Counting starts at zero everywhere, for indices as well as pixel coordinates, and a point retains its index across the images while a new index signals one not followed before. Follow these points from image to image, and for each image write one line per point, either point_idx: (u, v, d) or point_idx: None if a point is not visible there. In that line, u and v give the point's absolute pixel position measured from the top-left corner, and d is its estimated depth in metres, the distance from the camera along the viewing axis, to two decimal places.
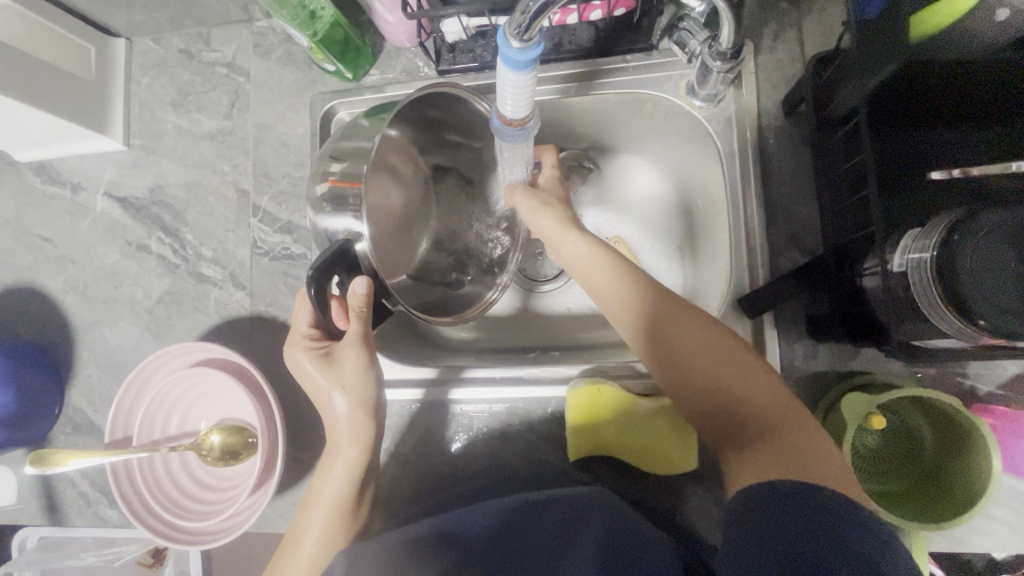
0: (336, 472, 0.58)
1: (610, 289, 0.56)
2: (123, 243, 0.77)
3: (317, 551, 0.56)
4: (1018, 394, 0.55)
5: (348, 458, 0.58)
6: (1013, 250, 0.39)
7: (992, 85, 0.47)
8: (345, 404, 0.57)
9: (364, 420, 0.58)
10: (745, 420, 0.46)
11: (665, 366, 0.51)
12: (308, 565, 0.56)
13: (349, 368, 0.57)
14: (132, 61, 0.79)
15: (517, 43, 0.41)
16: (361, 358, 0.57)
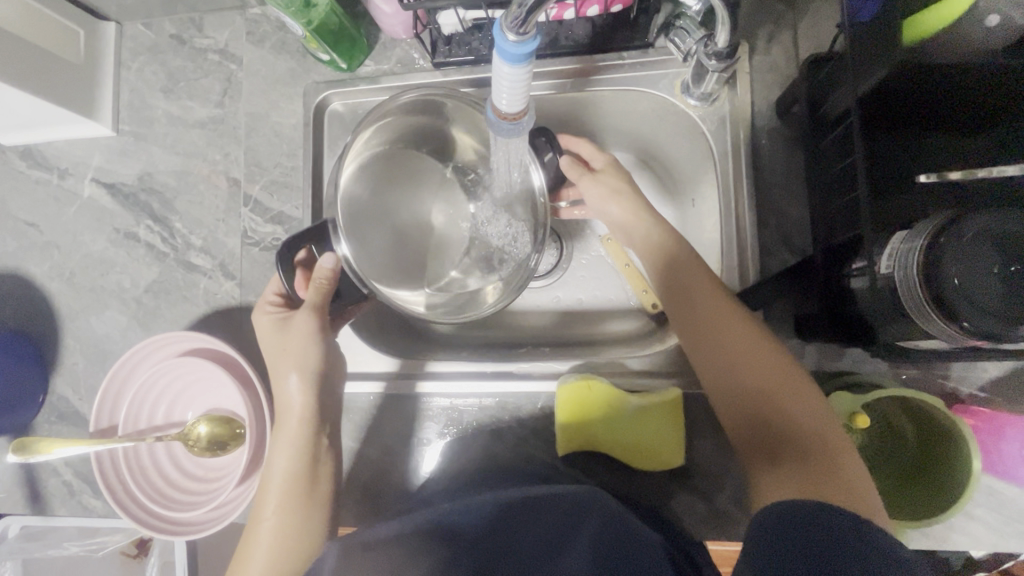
0: (288, 449, 0.57)
1: (666, 280, 0.58)
2: (111, 230, 0.76)
3: (277, 525, 0.55)
4: (998, 396, 0.56)
5: (295, 432, 0.57)
6: (994, 252, 0.40)
7: (980, 91, 0.48)
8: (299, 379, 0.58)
9: (314, 392, 0.58)
10: (777, 420, 0.48)
11: (704, 355, 0.53)
12: (271, 553, 0.54)
13: (297, 337, 0.58)
14: (122, 45, 0.78)
15: (513, 36, 0.41)
16: (308, 325, 0.58)
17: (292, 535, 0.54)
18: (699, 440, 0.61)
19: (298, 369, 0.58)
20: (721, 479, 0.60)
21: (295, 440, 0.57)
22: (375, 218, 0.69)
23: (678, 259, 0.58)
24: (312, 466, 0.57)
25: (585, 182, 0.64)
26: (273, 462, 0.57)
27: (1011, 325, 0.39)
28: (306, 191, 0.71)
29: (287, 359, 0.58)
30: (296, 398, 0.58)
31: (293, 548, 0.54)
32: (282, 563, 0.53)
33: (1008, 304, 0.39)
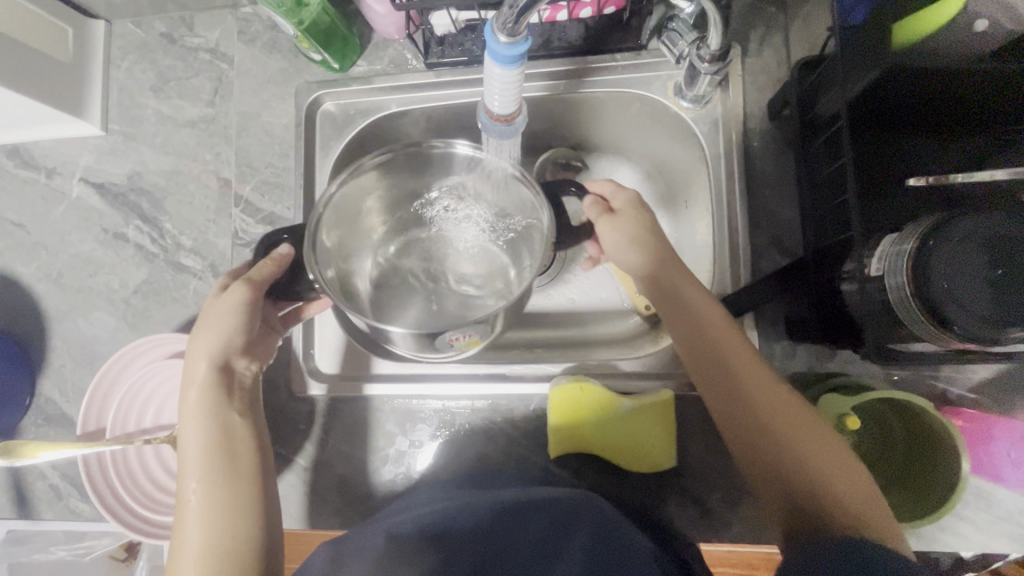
0: (202, 422, 0.52)
1: (661, 288, 0.58)
2: (100, 230, 0.75)
3: (200, 507, 0.50)
4: (987, 398, 0.56)
5: (201, 404, 0.52)
6: (985, 256, 0.40)
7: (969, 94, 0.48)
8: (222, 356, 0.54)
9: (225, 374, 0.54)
10: (801, 477, 0.48)
11: (726, 407, 0.52)
12: (202, 533, 0.49)
13: (215, 308, 0.54)
14: (112, 44, 0.77)
15: (505, 37, 0.41)
16: (228, 294, 0.54)
17: (221, 510, 0.50)
18: (691, 442, 0.61)
19: (214, 341, 0.54)
20: (713, 482, 0.60)
21: (203, 410, 0.52)
22: (410, 292, 0.71)
23: (670, 267, 0.58)
24: (225, 437, 0.52)
25: (604, 224, 0.60)
26: (184, 438, 0.52)
27: (997, 328, 0.40)
28: (298, 192, 0.70)
29: (217, 332, 0.54)
30: (209, 366, 0.53)
31: (227, 523, 0.50)
32: (220, 541, 0.49)
33: (996, 307, 0.40)
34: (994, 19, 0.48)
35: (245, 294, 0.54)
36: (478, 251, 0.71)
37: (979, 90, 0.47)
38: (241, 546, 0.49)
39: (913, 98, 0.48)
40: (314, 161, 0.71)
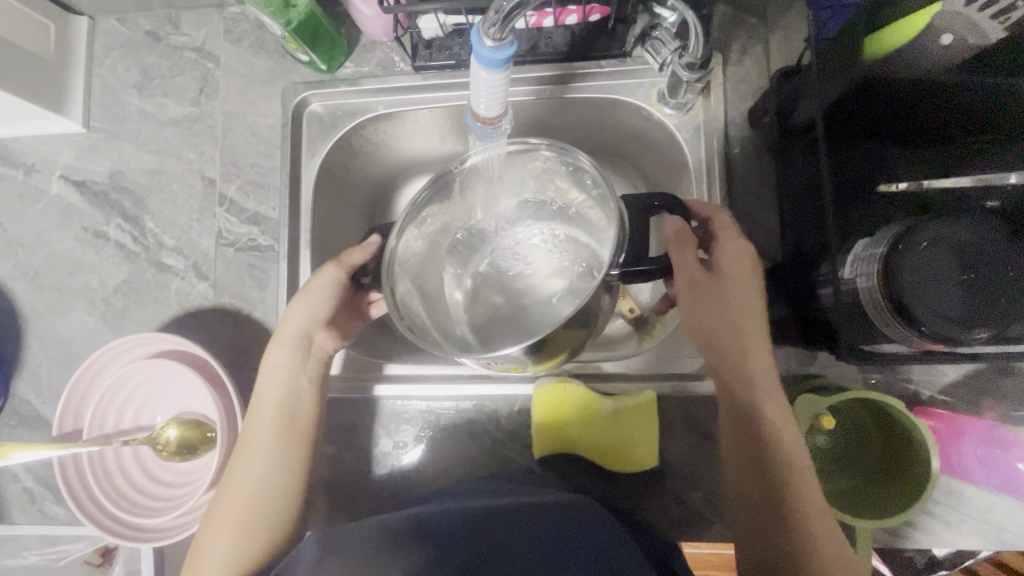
0: (281, 378, 0.59)
1: (696, 310, 0.54)
2: (79, 229, 0.74)
3: (265, 459, 0.57)
4: (957, 399, 0.58)
5: (285, 360, 0.60)
6: (949, 261, 0.42)
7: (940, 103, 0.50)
8: (309, 320, 0.60)
9: (305, 334, 0.60)
10: (789, 523, 0.49)
11: (742, 440, 0.52)
12: (251, 474, 0.57)
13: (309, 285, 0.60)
14: (94, 41, 0.76)
15: (490, 41, 0.41)
16: (321, 274, 0.60)
17: (281, 460, 0.58)
18: (672, 443, 0.62)
19: (300, 313, 0.59)
20: (694, 482, 0.61)
21: (282, 367, 0.60)
22: (507, 311, 0.63)
23: (729, 291, 0.53)
24: (291, 399, 0.59)
25: (687, 257, 0.53)
26: (265, 386, 0.60)
27: (962, 329, 0.41)
28: (283, 192, 0.70)
29: (304, 300, 0.60)
30: (296, 330, 0.60)
31: (276, 478, 0.57)
32: (261, 488, 0.56)
33: (961, 309, 0.42)
34: (963, 33, 0.47)
35: (335, 276, 0.60)
36: (534, 245, 0.65)
37: (955, 97, 0.47)
38: (275, 498, 0.57)
39: (887, 105, 0.49)
40: (300, 161, 0.71)
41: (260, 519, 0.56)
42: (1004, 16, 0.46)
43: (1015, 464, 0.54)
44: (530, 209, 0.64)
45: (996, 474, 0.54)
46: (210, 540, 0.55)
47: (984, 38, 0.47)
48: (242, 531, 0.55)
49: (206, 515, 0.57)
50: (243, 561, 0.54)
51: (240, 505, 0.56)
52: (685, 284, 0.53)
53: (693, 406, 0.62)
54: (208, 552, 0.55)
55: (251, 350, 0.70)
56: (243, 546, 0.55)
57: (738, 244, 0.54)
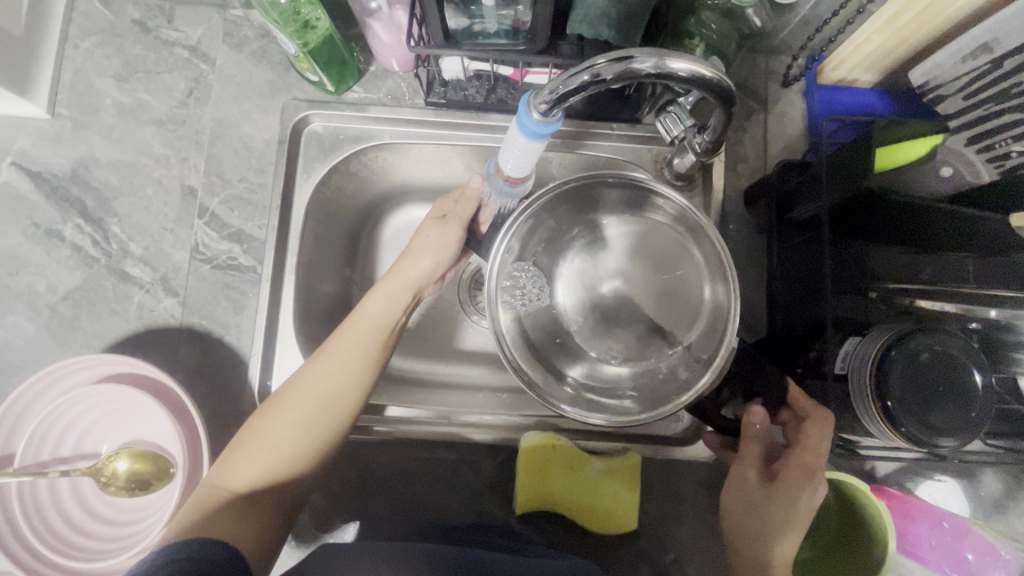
0: (385, 302, 0.59)
1: (740, 513, 0.52)
2: (28, 224, 0.67)
3: (344, 373, 0.55)
4: (908, 479, 0.63)
5: (405, 292, 0.60)
6: (932, 372, 0.46)
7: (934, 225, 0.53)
8: (430, 266, 0.61)
9: (416, 267, 0.61)
10: None
11: None
12: (328, 384, 0.54)
13: (443, 232, 0.62)
14: (71, 21, 0.70)
15: (538, 115, 0.42)
16: (448, 227, 0.62)
17: (352, 379, 0.55)
18: (650, 505, 0.63)
19: (420, 266, 0.61)
20: (666, 543, 0.63)
21: (391, 292, 0.60)
22: (659, 305, 0.59)
23: (784, 503, 0.50)
24: (390, 325, 0.59)
25: (756, 447, 0.53)
26: (367, 304, 0.59)
27: (932, 433, 0.46)
28: (271, 211, 0.66)
29: (426, 249, 0.61)
30: (416, 275, 0.61)
31: (345, 393, 0.55)
32: (328, 401, 0.54)
33: (937, 416, 0.46)
34: (962, 168, 0.55)
35: (458, 230, 0.62)
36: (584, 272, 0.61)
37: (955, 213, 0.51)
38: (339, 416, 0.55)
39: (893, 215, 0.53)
40: (293, 180, 0.67)
41: (313, 431, 0.53)
42: (999, 163, 0.54)
43: (964, 551, 0.56)
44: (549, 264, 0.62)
45: (947, 558, 0.57)
46: (267, 428, 0.53)
47: (977, 175, 0.55)
48: (303, 429, 0.53)
49: (268, 401, 0.54)
50: (286, 470, 0.52)
51: (308, 408, 0.53)
52: (734, 476, 0.53)
53: (672, 470, 0.63)
54: (261, 437, 0.52)
55: (218, 377, 0.65)
56: (294, 445, 0.52)
57: (806, 464, 0.51)
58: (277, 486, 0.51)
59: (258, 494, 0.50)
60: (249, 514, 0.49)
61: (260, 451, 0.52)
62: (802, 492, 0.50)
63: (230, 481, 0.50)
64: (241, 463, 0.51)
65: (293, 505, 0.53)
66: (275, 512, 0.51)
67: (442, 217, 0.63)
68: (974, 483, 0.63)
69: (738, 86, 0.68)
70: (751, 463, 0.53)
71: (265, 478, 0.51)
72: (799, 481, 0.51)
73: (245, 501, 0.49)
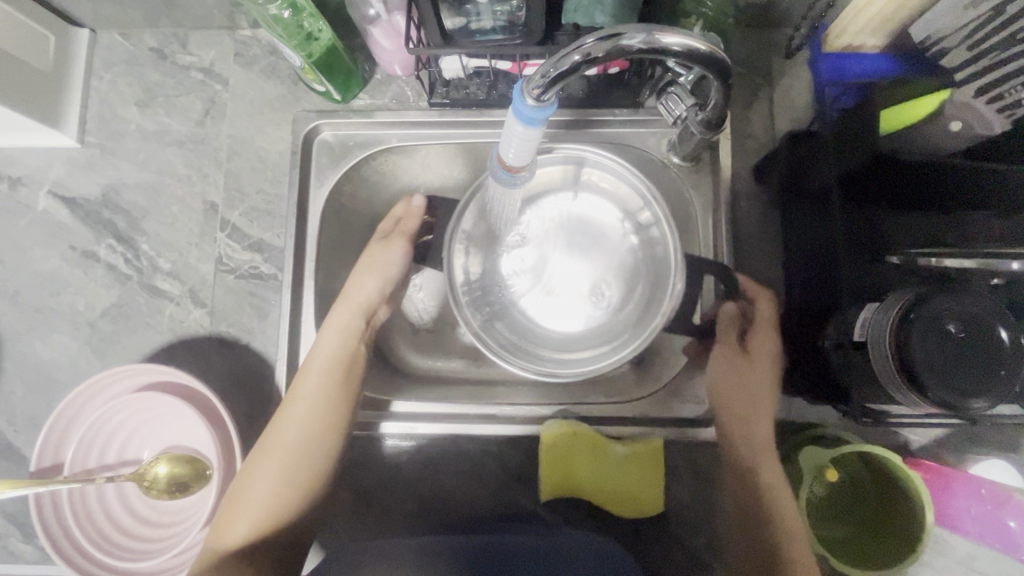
0: (333, 338, 0.64)
1: (729, 386, 0.62)
2: (66, 248, 0.71)
3: (308, 415, 0.60)
4: (944, 451, 0.61)
5: (355, 319, 0.66)
6: (959, 334, 0.44)
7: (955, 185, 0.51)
8: (377, 286, 0.68)
9: (365, 291, 0.67)
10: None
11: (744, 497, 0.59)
12: (297, 430, 0.60)
13: (384, 251, 0.70)
14: (94, 54, 0.74)
15: (532, 101, 0.43)
16: (392, 242, 0.70)
17: (320, 417, 0.60)
18: (676, 488, 0.63)
19: (368, 288, 0.68)
20: (696, 527, 0.62)
21: (345, 331, 0.65)
22: (642, 263, 0.71)
23: (755, 371, 0.62)
24: (352, 358, 0.64)
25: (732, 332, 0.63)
26: (320, 346, 0.63)
27: (961, 396, 0.44)
28: (288, 220, 0.69)
29: (370, 270, 0.69)
30: (363, 300, 0.67)
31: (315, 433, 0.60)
32: (302, 445, 0.59)
33: (966, 378, 0.44)
34: (971, 121, 0.54)
35: (403, 243, 0.70)
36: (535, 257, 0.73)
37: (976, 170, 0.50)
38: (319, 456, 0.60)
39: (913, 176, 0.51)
40: (308, 189, 0.69)
41: (290, 474, 0.59)
42: (1009, 110, 0.52)
43: (1007, 520, 0.54)
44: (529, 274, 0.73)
45: (988, 527, 0.55)
46: (249, 486, 0.58)
47: (989, 128, 0.53)
48: (282, 478, 0.58)
49: (247, 460, 0.59)
50: (275, 516, 0.57)
51: (284, 458, 0.59)
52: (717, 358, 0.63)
53: (696, 451, 0.63)
54: (245, 494, 0.57)
55: (248, 382, 0.68)
56: (278, 492, 0.58)
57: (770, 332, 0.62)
58: (269, 537, 0.57)
59: (251, 548, 0.55)
60: (248, 566, 0.54)
61: (248, 507, 0.57)
62: (766, 351, 0.62)
63: (226, 539, 0.55)
64: (232, 523, 0.56)
65: (294, 546, 0.58)
66: (275, 558, 0.56)
67: (383, 236, 0.71)
68: (1017, 452, 0.60)
69: (741, 63, 0.68)
70: (724, 346, 0.63)
71: (258, 529, 0.56)
72: (759, 356, 0.62)
73: (239, 556, 0.55)
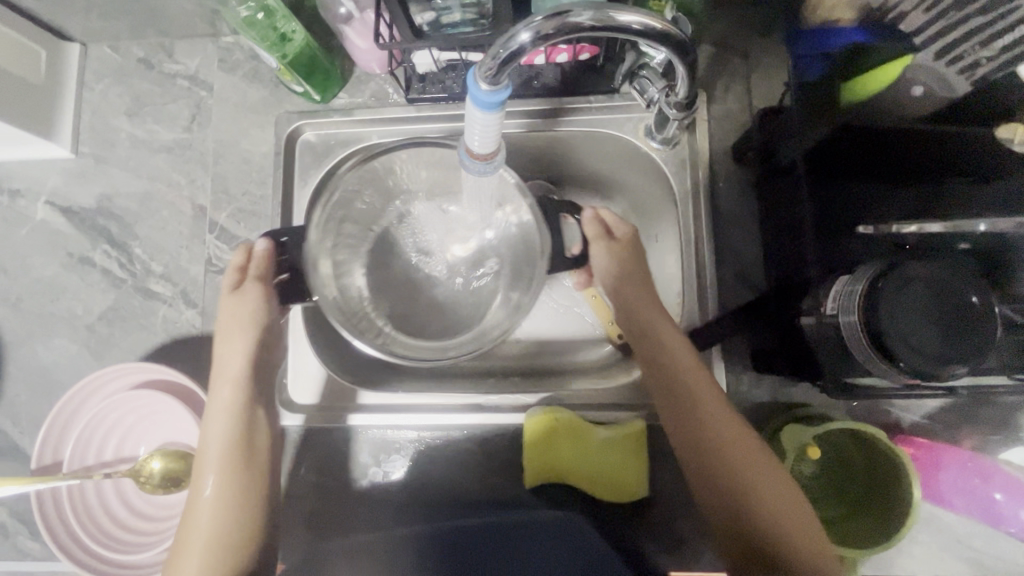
0: (218, 413, 0.59)
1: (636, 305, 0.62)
2: (64, 255, 0.73)
3: (215, 499, 0.57)
4: (937, 428, 0.59)
5: (234, 390, 0.60)
6: (930, 300, 0.44)
7: (924, 154, 0.52)
8: (249, 345, 0.61)
9: (245, 355, 0.61)
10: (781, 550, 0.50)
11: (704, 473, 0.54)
12: (210, 518, 0.56)
13: (245, 306, 0.61)
14: (85, 67, 0.76)
15: (486, 84, 0.43)
16: (246, 294, 0.61)
17: (229, 494, 0.57)
18: (664, 472, 0.62)
19: (241, 351, 0.61)
20: (685, 511, 0.61)
21: (233, 411, 0.59)
22: (510, 253, 0.67)
23: (638, 275, 0.63)
24: (248, 433, 0.59)
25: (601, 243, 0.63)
26: (209, 428, 0.59)
27: (935, 364, 0.43)
28: (273, 220, 0.70)
29: (240, 329, 0.61)
30: (238, 365, 0.61)
31: (229, 510, 0.57)
32: (218, 530, 0.56)
33: (940, 344, 0.43)
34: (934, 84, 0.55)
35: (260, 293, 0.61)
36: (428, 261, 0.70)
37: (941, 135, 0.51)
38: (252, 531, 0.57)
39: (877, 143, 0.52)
40: (291, 189, 0.70)
41: (217, 561, 0.55)
42: (970, 72, 0.54)
43: (994, 493, 0.55)
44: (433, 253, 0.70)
45: (976, 503, 0.56)
46: None
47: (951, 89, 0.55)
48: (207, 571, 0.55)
49: (169, 564, 0.56)
50: None
51: (203, 550, 0.55)
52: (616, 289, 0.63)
53: None
54: None
55: None
56: None
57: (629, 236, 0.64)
58: None
59: None
60: None
61: None
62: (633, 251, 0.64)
63: None
64: None
65: None
66: None
67: (236, 288, 0.62)
68: (1012, 427, 0.59)
69: (716, 43, 0.67)
70: (604, 252, 0.63)
71: None
72: (643, 295, 0.62)
73: None
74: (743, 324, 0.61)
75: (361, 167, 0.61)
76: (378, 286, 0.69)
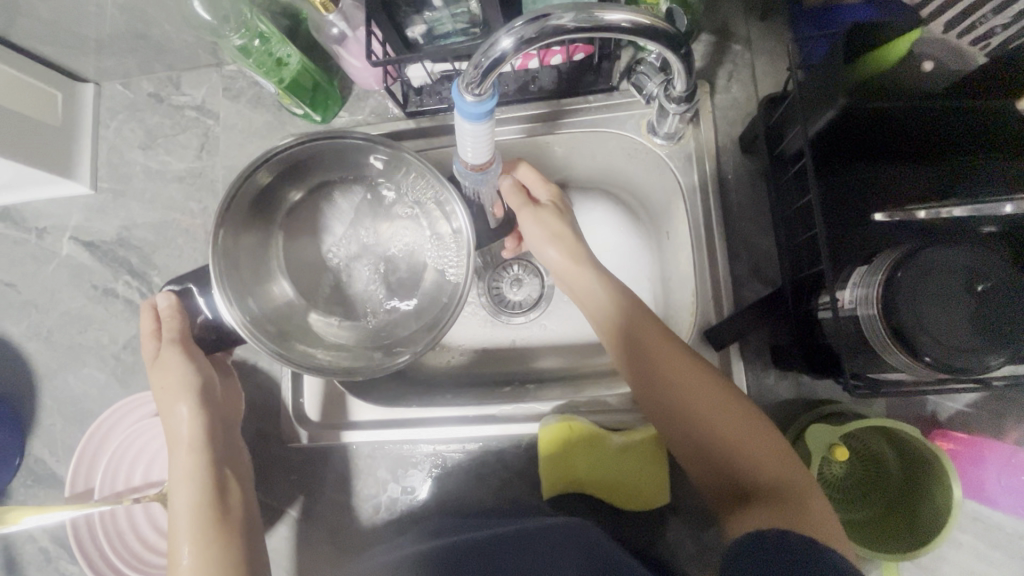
0: (181, 481, 0.55)
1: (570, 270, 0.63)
2: (89, 287, 0.76)
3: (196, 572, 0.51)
4: (978, 421, 0.56)
5: (191, 459, 0.56)
6: (956, 287, 0.41)
7: (948, 132, 0.50)
8: (187, 408, 0.57)
9: (195, 419, 0.57)
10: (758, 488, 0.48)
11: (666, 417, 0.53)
12: None
13: (175, 369, 0.57)
14: (100, 105, 0.79)
15: (471, 97, 0.44)
16: (169, 357, 0.57)
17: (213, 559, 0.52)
18: (685, 477, 0.60)
19: (184, 416, 0.57)
20: (711, 517, 0.59)
21: (195, 477, 0.55)
22: (443, 252, 0.68)
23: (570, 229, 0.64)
24: (220, 494, 0.55)
25: (526, 211, 0.65)
26: (176, 499, 0.54)
27: (968, 357, 0.40)
28: None
29: (173, 395, 0.57)
30: (188, 430, 0.57)
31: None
32: None
33: (971, 335, 0.40)
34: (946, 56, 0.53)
35: (181, 349, 0.58)
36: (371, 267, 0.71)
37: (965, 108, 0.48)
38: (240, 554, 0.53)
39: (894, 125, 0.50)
40: None
41: None
42: (984, 42, 0.52)
43: None
44: (354, 232, 0.71)
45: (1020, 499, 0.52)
46: None
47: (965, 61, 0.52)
48: None
49: None
50: None
51: None
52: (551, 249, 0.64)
53: None
54: None
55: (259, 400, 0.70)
56: None
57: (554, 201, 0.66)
58: None
59: None
60: None
61: None
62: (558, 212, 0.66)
63: None
64: None
65: None
66: None
67: (155, 359, 0.58)
68: None
69: (716, 31, 0.65)
70: (530, 217, 0.65)
71: None
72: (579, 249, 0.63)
73: None
74: (759, 317, 0.57)
75: (222, 214, 0.57)
76: (294, 269, 0.69)
